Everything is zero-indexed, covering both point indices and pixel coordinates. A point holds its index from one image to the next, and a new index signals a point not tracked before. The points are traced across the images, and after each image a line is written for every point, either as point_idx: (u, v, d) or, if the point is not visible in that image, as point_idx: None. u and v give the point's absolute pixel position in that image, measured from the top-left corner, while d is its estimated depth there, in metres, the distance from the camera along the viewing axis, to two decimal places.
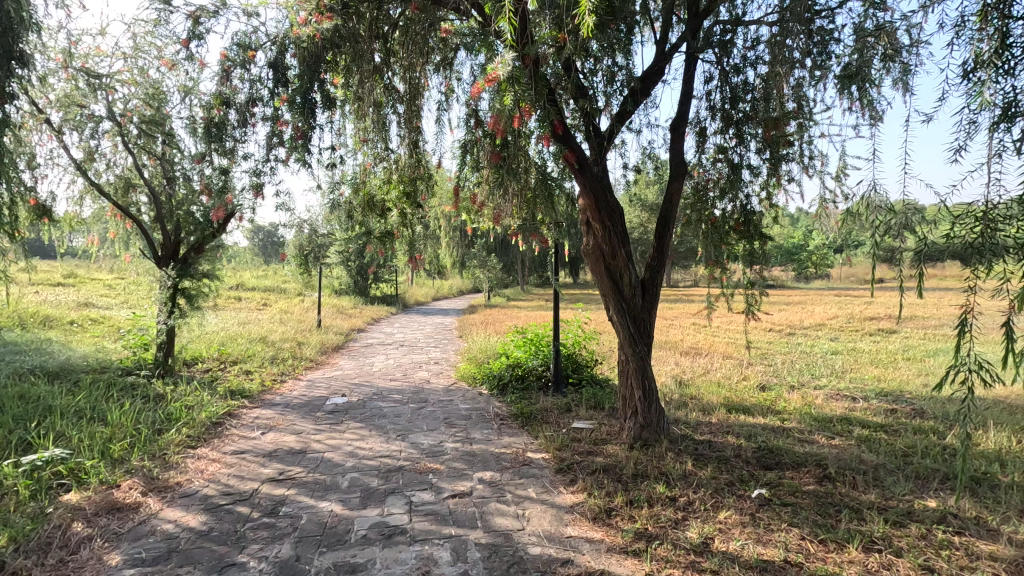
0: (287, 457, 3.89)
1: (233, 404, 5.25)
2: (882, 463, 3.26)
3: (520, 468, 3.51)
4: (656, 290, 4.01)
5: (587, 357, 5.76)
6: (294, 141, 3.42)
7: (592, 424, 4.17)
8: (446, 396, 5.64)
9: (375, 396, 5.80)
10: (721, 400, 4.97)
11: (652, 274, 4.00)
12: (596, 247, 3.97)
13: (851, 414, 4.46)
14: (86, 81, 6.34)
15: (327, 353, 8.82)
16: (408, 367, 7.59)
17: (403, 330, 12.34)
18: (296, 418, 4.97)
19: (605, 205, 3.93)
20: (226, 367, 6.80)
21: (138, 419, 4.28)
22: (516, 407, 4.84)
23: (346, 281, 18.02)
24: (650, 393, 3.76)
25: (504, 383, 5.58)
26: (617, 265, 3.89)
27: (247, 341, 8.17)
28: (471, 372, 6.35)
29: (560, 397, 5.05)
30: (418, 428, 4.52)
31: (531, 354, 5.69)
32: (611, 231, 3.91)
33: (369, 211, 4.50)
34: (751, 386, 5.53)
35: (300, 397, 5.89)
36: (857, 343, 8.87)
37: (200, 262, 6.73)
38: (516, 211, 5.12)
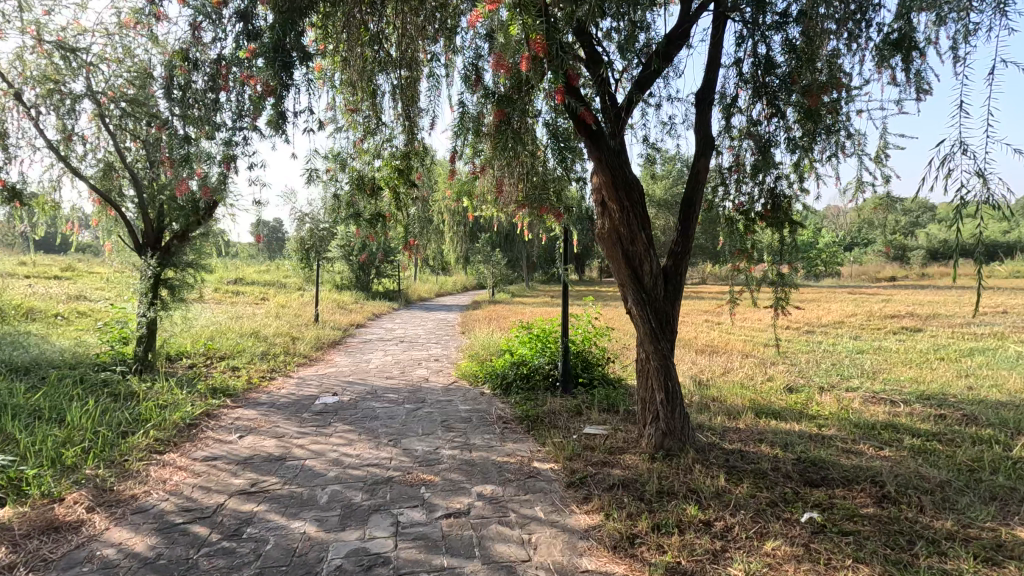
0: (264, 464, 3.46)
1: (213, 403, 4.84)
2: (948, 481, 2.81)
3: (526, 481, 3.07)
4: (681, 279, 3.55)
5: (598, 355, 5.29)
6: (264, 102, 2.97)
7: (606, 429, 3.73)
8: (445, 397, 5.20)
9: (370, 395, 5.37)
10: (746, 403, 4.52)
11: (676, 261, 3.54)
12: (612, 230, 3.51)
13: (896, 420, 3.99)
14: (63, 58, 5.95)
15: (323, 349, 8.40)
16: (407, 364, 7.17)
17: (403, 326, 11.91)
18: (279, 420, 4.55)
19: (623, 183, 3.48)
20: (212, 364, 6.39)
21: (102, 420, 3.87)
22: (521, 409, 4.40)
23: (347, 275, 17.60)
24: (673, 396, 3.31)
25: (508, 383, 5.14)
26: (636, 251, 3.44)
27: (238, 336, 7.77)
28: (472, 370, 5.92)
29: (569, 398, 4.60)
30: (412, 432, 4.09)
31: (537, 351, 5.24)
32: (630, 212, 3.46)
33: (359, 192, 4.06)
34: (778, 387, 5.07)
35: (288, 395, 5.48)
36: (883, 343, 8.36)
37: (184, 252, 6.30)
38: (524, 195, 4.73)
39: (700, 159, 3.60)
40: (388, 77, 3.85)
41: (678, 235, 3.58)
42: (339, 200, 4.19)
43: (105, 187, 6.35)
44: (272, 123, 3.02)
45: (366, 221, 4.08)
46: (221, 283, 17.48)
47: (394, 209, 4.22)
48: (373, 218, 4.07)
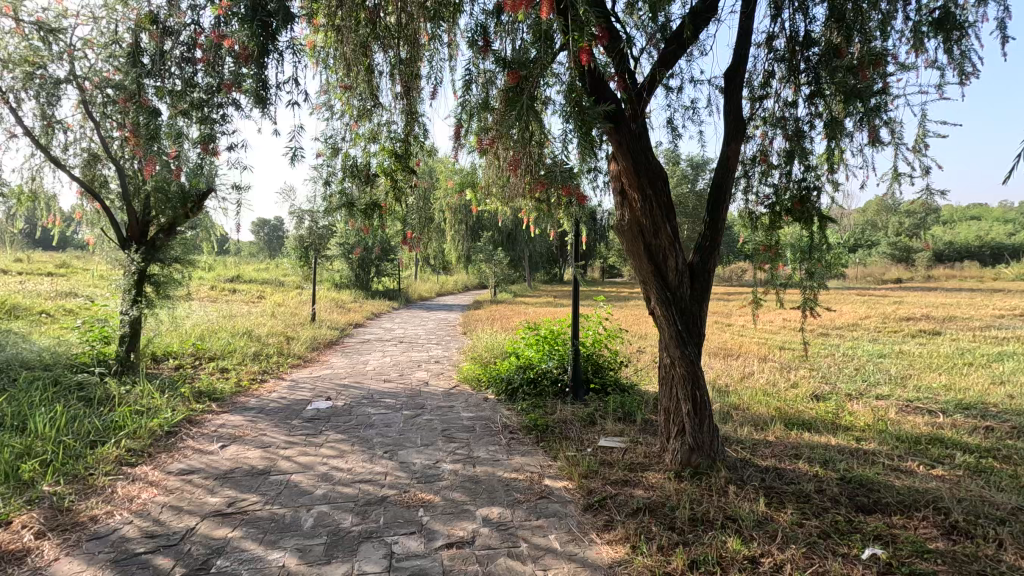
0: (245, 479, 3.12)
1: (196, 408, 4.50)
2: (1021, 508, 2.46)
3: (537, 503, 2.72)
4: (709, 276, 3.20)
5: (610, 358, 4.94)
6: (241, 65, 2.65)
7: (625, 442, 3.38)
8: (446, 403, 4.85)
9: (365, 400, 5.02)
10: (773, 412, 4.17)
11: (704, 257, 3.19)
12: (633, 222, 3.16)
13: (941, 433, 3.63)
14: (43, 40, 5.60)
15: (319, 350, 8.05)
16: (406, 366, 6.82)
17: (403, 326, 11.57)
18: (267, 427, 4.20)
19: (645, 169, 3.13)
20: (200, 365, 6.05)
21: (69, 428, 3.52)
22: (528, 418, 4.06)
23: (347, 274, 17.24)
24: (702, 407, 2.96)
25: (514, 388, 4.80)
26: (660, 245, 3.09)
27: (229, 335, 7.42)
28: (475, 374, 5.57)
29: (580, 405, 4.26)
30: (410, 442, 3.74)
31: (544, 354, 4.90)
32: (653, 201, 3.11)
33: (353, 180, 3.72)
34: (803, 395, 4.72)
35: (278, 400, 5.14)
36: (904, 346, 7.99)
37: (170, 246, 5.95)
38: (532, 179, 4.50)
39: (730, 144, 3.25)
40: (386, 54, 3.53)
41: (706, 228, 3.22)
42: (331, 188, 3.85)
43: (89, 177, 5.99)
44: (252, 96, 2.70)
45: (361, 211, 3.73)
46: (217, 282, 17.13)
47: (391, 199, 3.87)
48: (368, 207, 3.72)
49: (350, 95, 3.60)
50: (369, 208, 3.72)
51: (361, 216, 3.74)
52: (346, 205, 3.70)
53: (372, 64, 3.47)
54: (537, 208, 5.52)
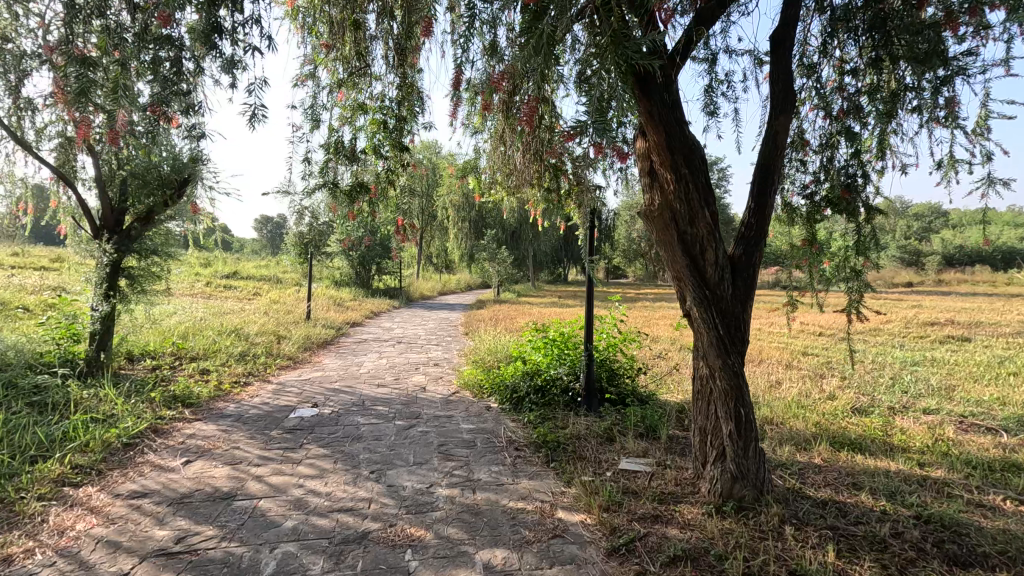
0: (204, 505, 2.65)
1: (164, 416, 4.03)
2: None
3: (550, 544, 2.24)
4: (753, 273, 2.70)
5: (627, 364, 4.45)
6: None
7: (651, 466, 2.90)
8: (444, 412, 4.37)
9: (355, 408, 4.54)
10: (813, 429, 3.67)
11: (747, 249, 2.69)
12: (664, 207, 2.68)
13: (1014, 457, 3.13)
14: (10, 10, 5.14)
15: (311, 350, 7.58)
16: (402, 370, 6.35)
17: (402, 326, 11.11)
18: (242, 439, 3.73)
19: (680, 143, 2.64)
20: (178, 366, 5.58)
21: (6, 441, 3.05)
22: (536, 432, 3.57)
23: (346, 271, 16.77)
24: (746, 428, 2.48)
25: (520, 397, 4.33)
26: (697, 235, 2.62)
27: (215, 334, 6.95)
28: (477, 379, 5.09)
29: (595, 418, 3.78)
30: (401, 460, 3.26)
31: (553, 359, 4.42)
32: (689, 181, 2.63)
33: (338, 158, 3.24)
34: (842, 408, 4.22)
35: (260, 406, 4.67)
36: (936, 353, 7.45)
37: (147, 237, 5.48)
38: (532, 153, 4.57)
39: (779, 117, 2.75)
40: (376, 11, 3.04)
41: (750, 214, 2.73)
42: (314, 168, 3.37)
43: (60, 161, 5.51)
44: (199, 33, 2.29)
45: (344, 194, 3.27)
46: (214, 278, 16.67)
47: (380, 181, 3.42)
48: (352, 189, 3.25)
49: (335, 60, 3.12)
50: (355, 191, 3.24)
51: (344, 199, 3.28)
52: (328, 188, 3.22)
53: (360, 19, 2.98)
54: (546, 200, 5.35)
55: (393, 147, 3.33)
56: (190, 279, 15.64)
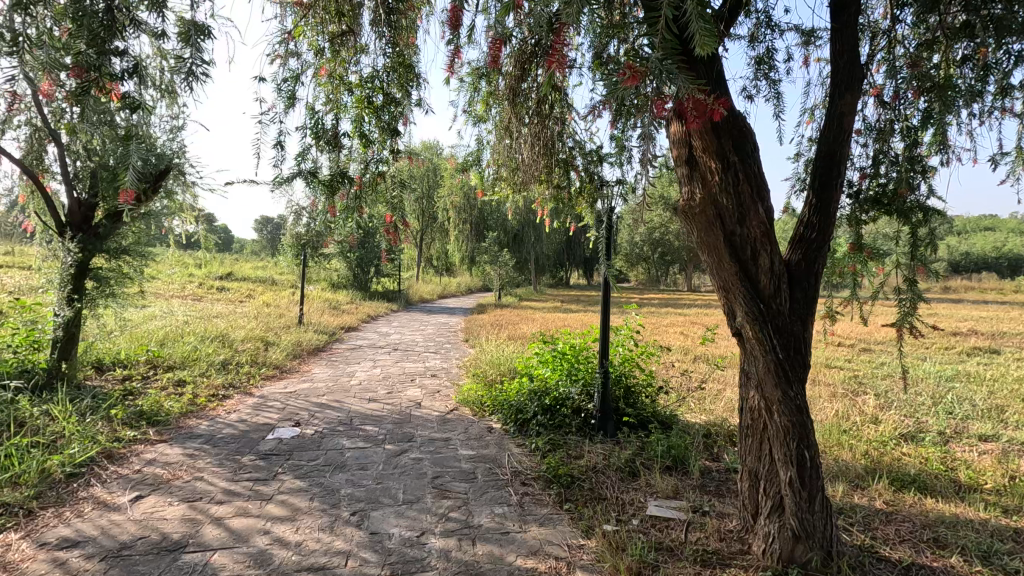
0: (145, 560, 2.18)
1: (123, 438, 3.55)
2: None
3: None
4: (815, 282, 2.22)
5: (644, 381, 3.99)
6: None
7: (686, 515, 2.43)
8: (441, 435, 3.89)
9: (342, 428, 4.07)
10: (863, 461, 3.19)
11: (807, 253, 2.21)
12: (707, 202, 2.21)
13: None
14: None
15: (300, 358, 7.10)
16: (396, 381, 5.87)
17: (399, 331, 10.64)
18: (208, 466, 3.26)
19: (727, 125, 2.19)
20: (151, 378, 5.11)
21: None
22: (546, 463, 3.10)
23: (344, 273, 16.29)
24: (811, 475, 2.00)
25: (526, 418, 3.86)
26: (746, 235, 2.16)
27: (196, 340, 6.47)
28: (478, 396, 4.63)
29: (612, 446, 3.31)
30: (389, 498, 2.79)
31: (563, 375, 3.96)
32: (738, 170, 2.17)
33: (317, 143, 2.76)
34: (889, 434, 3.74)
35: (236, 424, 4.20)
36: (969, 367, 6.96)
37: (117, 236, 5.01)
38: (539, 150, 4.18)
39: (845, 95, 2.28)
40: None
41: (811, 212, 2.24)
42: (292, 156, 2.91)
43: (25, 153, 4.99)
44: None
45: (324, 185, 2.75)
46: (209, 281, 16.15)
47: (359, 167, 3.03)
48: (333, 178, 2.75)
49: (315, 27, 2.65)
50: (338, 180, 2.75)
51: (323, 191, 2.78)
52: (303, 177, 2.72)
53: None
54: (555, 199, 4.91)
55: (382, 132, 2.90)
56: (181, 280, 15.16)
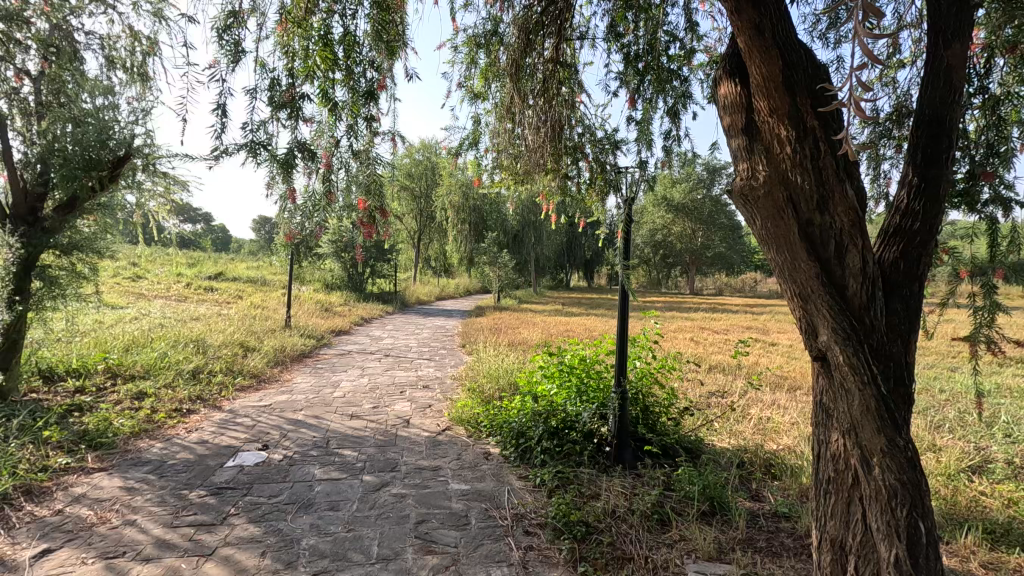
0: None
1: (51, 468, 2.99)
2: None
3: None
4: (918, 288, 1.68)
5: (665, 401, 3.46)
6: None
7: None
8: (430, 463, 3.33)
9: (316, 453, 3.51)
10: (937, 505, 2.64)
11: (907, 250, 1.67)
12: (775, 182, 1.67)
13: None
14: None
15: (282, 366, 6.55)
16: (385, 393, 5.32)
17: (392, 335, 10.09)
18: (147, 505, 2.70)
19: (805, 77, 1.65)
20: (108, 390, 4.56)
21: None
22: (554, 505, 2.56)
23: (338, 274, 15.74)
24: (927, 556, 1.45)
25: (529, 444, 3.32)
26: (831, 224, 1.61)
27: (167, 347, 5.91)
28: (474, 414, 4.08)
29: (631, 483, 2.77)
30: (361, 554, 2.24)
31: (572, 394, 3.43)
32: (820, 136, 1.63)
33: (274, 112, 2.24)
34: (955, 465, 3.18)
35: (194, 446, 3.64)
36: (1007, 379, 6.41)
37: (67, 230, 4.45)
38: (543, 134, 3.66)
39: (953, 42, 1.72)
40: None
41: (911, 195, 1.70)
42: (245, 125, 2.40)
43: None
44: None
45: (279, 162, 2.39)
46: (198, 280, 15.59)
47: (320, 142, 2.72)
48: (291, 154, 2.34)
49: None
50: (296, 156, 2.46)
51: (276, 169, 2.43)
52: (253, 150, 2.24)
53: None
54: (562, 192, 4.38)
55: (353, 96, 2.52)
56: (169, 281, 14.63)
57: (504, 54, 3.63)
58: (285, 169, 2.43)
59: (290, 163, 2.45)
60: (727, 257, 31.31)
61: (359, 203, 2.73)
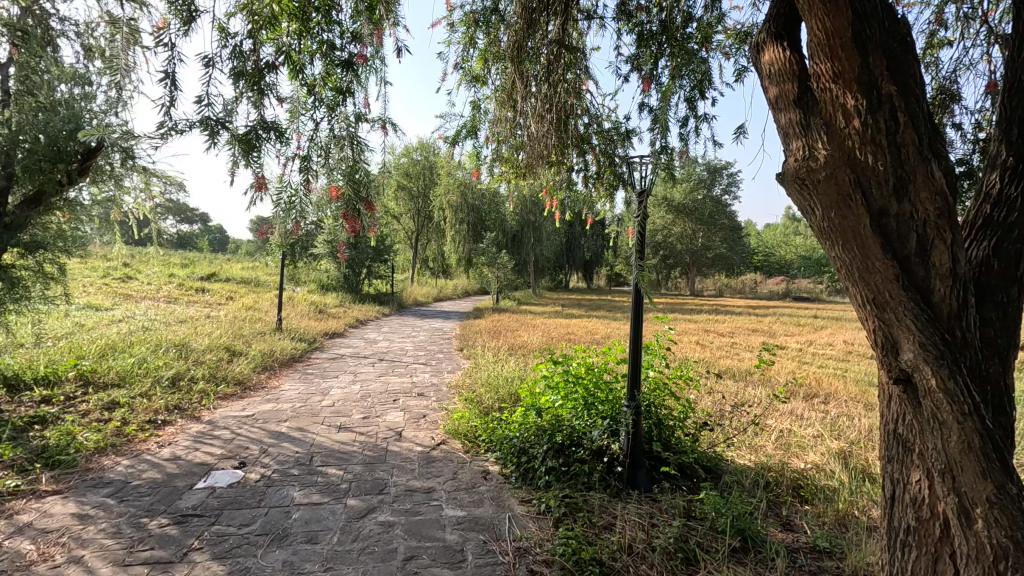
0: None
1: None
2: None
3: None
4: (1016, 292, 1.37)
5: (681, 414, 3.15)
6: None
7: None
8: (422, 484, 3.02)
9: (298, 472, 3.19)
10: None
11: (1002, 246, 1.37)
12: (840, 162, 1.36)
13: None
14: None
15: (270, 372, 6.22)
16: (377, 401, 4.99)
17: (387, 337, 9.77)
18: (100, 536, 2.38)
19: (878, 33, 1.35)
20: (78, 399, 4.24)
21: None
22: (563, 539, 2.26)
23: (333, 274, 15.35)
24: None
25: (532, 463, 3.01)
26: (913, 213, 1.31)
27: (147, 352, 5.59)
28: (472, 427, 3.76)
29: (649, 512, 2.48)
30: None
31: (579, 406, 3.13)
32: (897, 105, 1.32)
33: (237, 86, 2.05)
34: None
35: (164, 463, 3.32)
36: None
37: (26, 226, 4.11)
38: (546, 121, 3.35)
39: None
40: None
41: (1006, 179, 1.40)
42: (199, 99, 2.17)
43: None
44: None
45: (240, 140, 2.11)
46: (190, 280, 15.23)
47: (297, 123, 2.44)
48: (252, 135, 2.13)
49: None
50: (259, 135, 2.19)
51: (237, 149, 2.16)
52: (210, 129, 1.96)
53: None
54: (567, 187, 4.08)
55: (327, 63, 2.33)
56: (160, 281, 14.30)
57: (506, 35, 3.34)
58: (246, 148, 2.14)
59: (253, 141, 2.18)
60: (728, 259, 31.05)
61: (335, 190, 2.69)
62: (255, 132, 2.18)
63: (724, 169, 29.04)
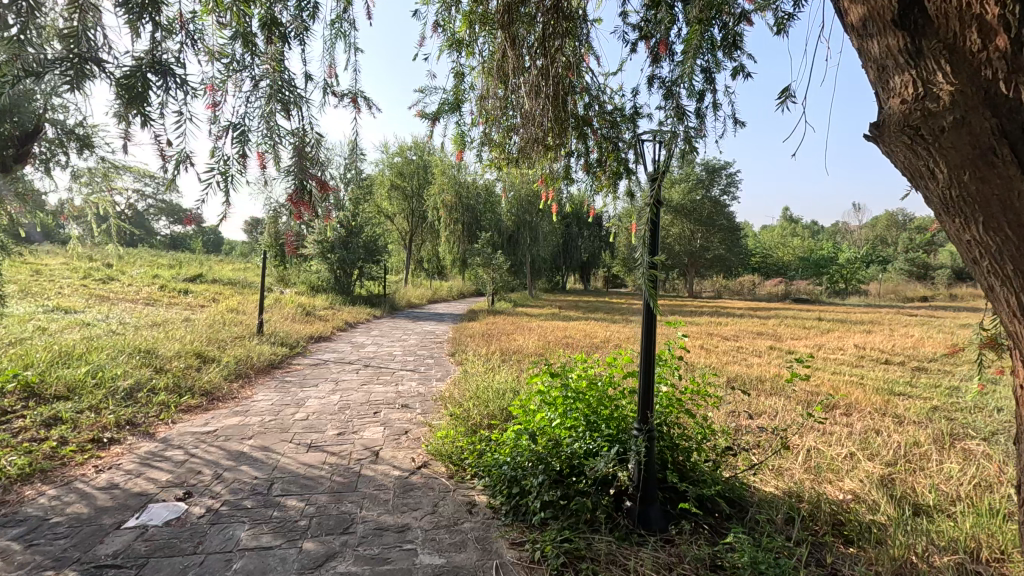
0: None
1: None
2: None
3: None
4: None
5: (699, 437, 2.71)
6: None
7: None
8: (396, 520, 2.55)
9: (252, 504, 2.72)
10: None
11: None
12: (977, 100, 0.98)
13: None
14: None
15: (243, 380, 5.72)
16: (356, 415, 4.51)
17: (376, 341, 9.29)
18: None
19: None
20: (14, 415, 3.75)
21: None
22: None
23: (323, 274, 14.79)
24: None
25: (526, 495, 2.55)
26: None
27: (105, 359, 5.09)
28: (457, 448, 3.29)
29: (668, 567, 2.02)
30: None
31: (579, 426, 2.67)
32: None
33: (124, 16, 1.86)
34: None
35: (96, 493, 2.83)
36: None
37: None
38: (535, 95, 2.91)
39: None
40: None
41: None
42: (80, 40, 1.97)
43: None
44: None
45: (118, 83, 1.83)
46: (173, 282, 14.73)
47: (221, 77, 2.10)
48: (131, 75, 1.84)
49: None
50: (146, 77, 1.87)
51: (122, 98, 1.86)
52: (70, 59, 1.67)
53: None
54: (567, 176, 3.62)
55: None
56: (142, 282, 13.79)
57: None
58: (126, 91, 1.84)
59: (140, 87, 1.89)
60: (726, 260, 30.70)
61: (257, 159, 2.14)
62: (141, 74, 1.86)
63: (723, 169, 28.87)
